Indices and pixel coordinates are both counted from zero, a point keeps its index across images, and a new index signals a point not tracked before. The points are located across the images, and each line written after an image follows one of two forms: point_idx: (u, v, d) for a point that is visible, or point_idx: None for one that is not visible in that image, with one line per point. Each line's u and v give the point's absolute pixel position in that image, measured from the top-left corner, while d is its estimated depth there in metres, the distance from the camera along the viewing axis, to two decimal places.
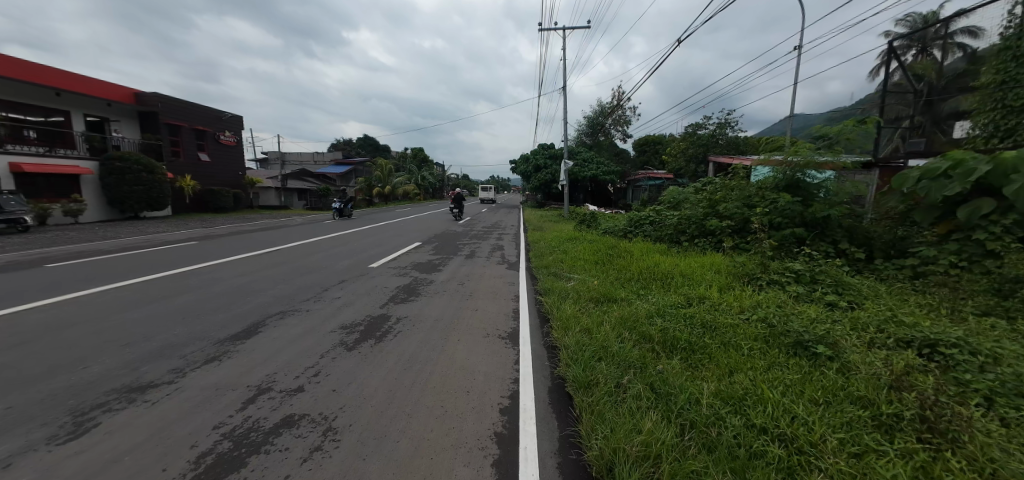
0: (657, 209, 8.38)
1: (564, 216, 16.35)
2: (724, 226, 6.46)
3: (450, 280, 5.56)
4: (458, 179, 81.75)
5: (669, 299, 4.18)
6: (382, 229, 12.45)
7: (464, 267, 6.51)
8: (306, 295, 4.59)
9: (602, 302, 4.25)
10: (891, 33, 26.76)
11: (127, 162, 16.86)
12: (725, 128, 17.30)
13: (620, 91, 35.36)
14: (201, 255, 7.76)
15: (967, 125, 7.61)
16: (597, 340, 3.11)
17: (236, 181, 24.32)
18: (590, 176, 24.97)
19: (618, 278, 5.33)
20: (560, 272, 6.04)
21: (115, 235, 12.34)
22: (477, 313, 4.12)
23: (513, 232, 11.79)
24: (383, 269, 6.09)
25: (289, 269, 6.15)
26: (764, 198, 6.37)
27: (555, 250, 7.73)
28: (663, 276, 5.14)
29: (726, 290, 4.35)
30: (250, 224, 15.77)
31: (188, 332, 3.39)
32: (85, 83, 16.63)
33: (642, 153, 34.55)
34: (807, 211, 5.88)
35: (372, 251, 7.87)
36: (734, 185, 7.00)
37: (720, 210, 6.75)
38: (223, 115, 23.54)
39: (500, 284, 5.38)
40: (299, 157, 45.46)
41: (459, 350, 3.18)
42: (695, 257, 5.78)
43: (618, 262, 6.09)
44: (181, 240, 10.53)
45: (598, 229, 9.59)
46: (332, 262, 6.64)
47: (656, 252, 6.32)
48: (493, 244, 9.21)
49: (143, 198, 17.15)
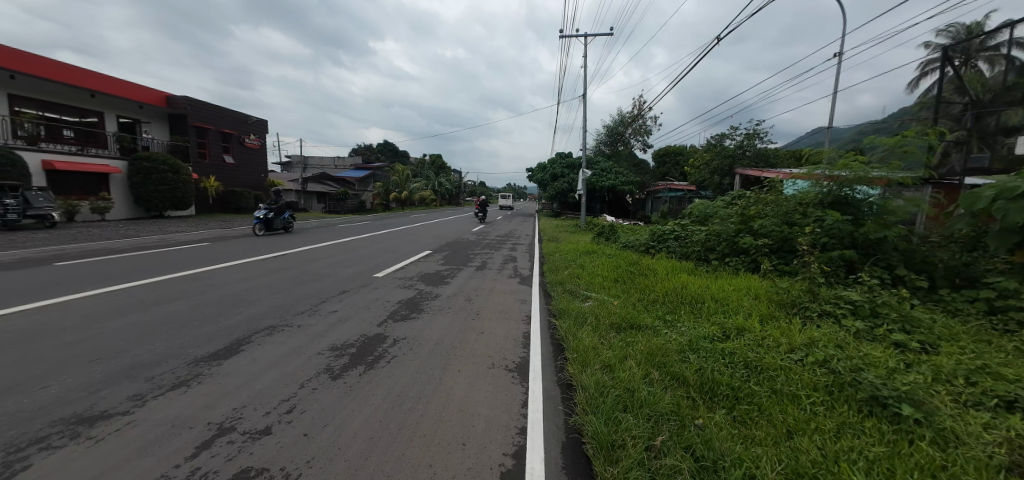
0: (682, 224, 7.80)
1: (580, 227, 15.82)
2: (761, 245, 5.85)
3: (457, 294, 5.15)
4: (474, 186, 82.16)
5: (703, 331, 3.63)
6: (394, 235, 12.23)
7: (474, 280, 6.12)
8: (301, 307, 4.27)
9: (624, 330, 3.74)
10: (932, 43, 25.27)
11: (154, 162, 17.34)
12: (753, 139, 16.49)
13: (641, 100, 34.74)
14: (209, 258, 7.64)
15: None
16: (621, 382, 2.61)
17: (258, 182, 24.83)
18: (608, 186, 24.36)
19: (640, 301, 4.81)
20: (576, 291, 5.56)
21: (135, 233, 12.56)
22: (482, 336, 3.67)
23: (527, 243, 11.34)
24: (387, 280, 5.75)
25: (291, 276, 5.89)
26: (807, 215, 5.74)
27: (571, 264, 7.25)
28: (693, 300, 4.59)
29: (769, 321, 3.78)
30: (266, 226, 15.90)
31: (166, 350, 3.09)
32: (120, 86, 17.34)
33: (662, 164, 33.73)
34: (859, 231, 5.25)
35: (380, 259, 7.58)
36: (770, 199, 6.39)
37: (755, 226, 6.15)
38: (248, 119, 24.16)
39: (510, 302, 4.95)
40: (321, 161, 46.54)
41: (458, 383, 2.73)
42: (728, 279, 5.19)
43: (639, 282, 5.57)
44: (195, 240, 10.58)
45: (618, 242, 9.04)
46: (336, 270, 6.36)
47: (683, 272, 5.76)
48: (505, 255, 8.79)
49: (167, 198, 17.60)
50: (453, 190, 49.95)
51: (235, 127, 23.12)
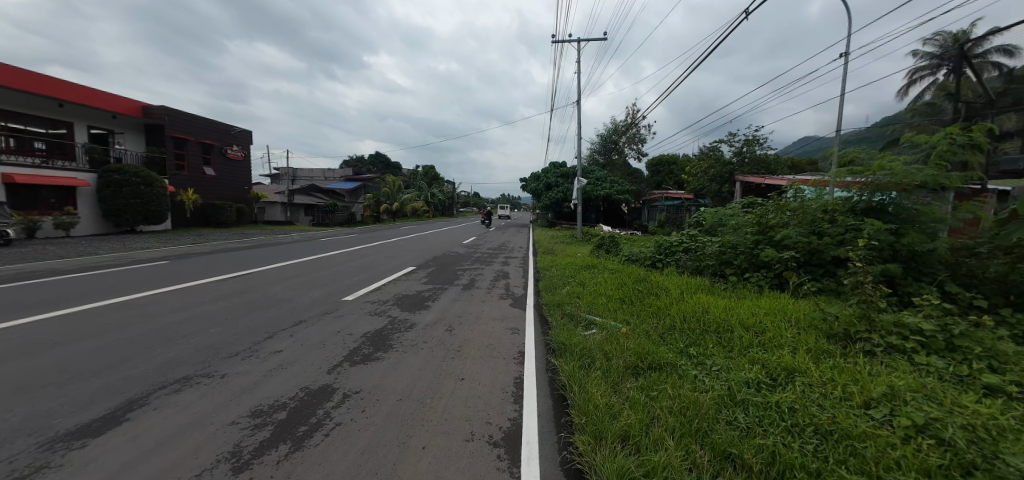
0: (691, 234, 7.10)
1: (577, 238, 15.09)
2: (787, 257, 5.14)
3: (437, 323, 4.30)
4: (467, 197, 81.64)
5: (743, 374, 2.85)
6: (378, 249, 11.40)
7: (458, 303, 5.28)
8: (235, 348, 3.40)
9: (642, 373, 2.94)
10: (919, 51, 25.36)
11: (125, 175, 16.37)
12: (752, 145, 15.99)
13: (634, 110, 34.59)
14: (163, 278, 6.79)
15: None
16: (654, 472, 1.80)
17: (241, 195, 23.85)
18: (603, 195, 23.79)
19: (654, 330, 4.04)
20: (577, 317, 4.79)
21: (96, 249, 11.58)
22: (462, 384, 2.83)
23: (520, 256, 10.56)
24: (357, 305, 4.93)
25: (243, 302, 5.03)
26: (839, 225, 5.04)
27: (569, 282, 6.46)
28: (718, 328, 3.82)
29: (823, 361, 3.01)
30: (243, 240, 14.94)
31: (23, 421, 2.26)
32: (92, 95, 16.50)
33: (655, 173, 33.39)
34: (903, 241, 4.56)
35: (354, 278, 6.73)
36: (793, 206, 5.68)
37: (777, 237, 5.45)
38: (231, 130, 23.30)
39: (499, 332, 4.09)
40: (311, 173, 45.68)
41: (419, 471, 1.87)
42: (754, 300, 4.46)
43: (650, 304, 4.81)
44: (159, 257, 9.69)
45: (619, 254, 8.28)
46: (300, 293, 5.52)
47: (700, 291, 5.00)
48: (496, 270, 8.00)
49: (139, 211, 16.56)
50: (446, 201, 49.30)
51: (217, 138, 22.26)
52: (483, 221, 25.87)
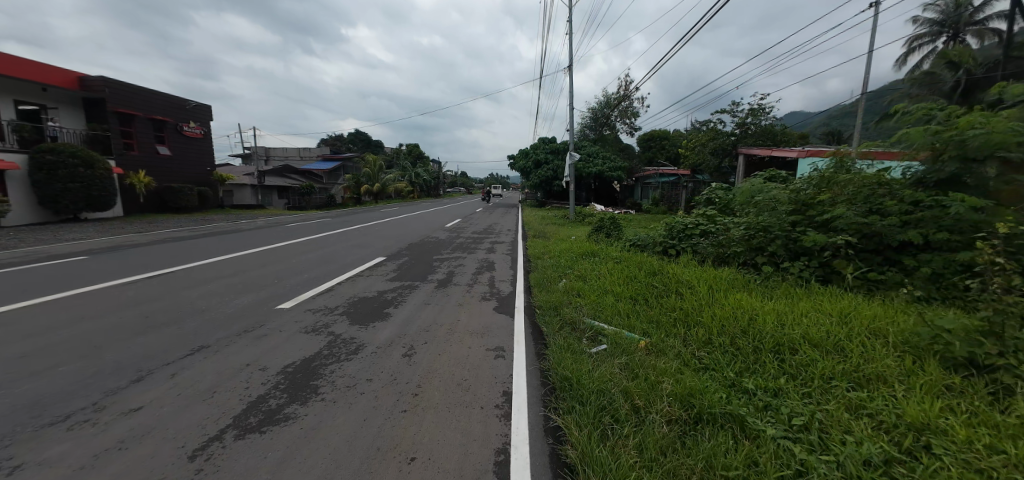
0: (708, 214, 6.03)
1: (569, 218, 13.96)
2: (838, 243, 4.15)
3: (394, 342, 3.16)
4: (455, 177, 79.34)
5: (855, 443, 1.82)
6: (348, 236, 10.04)
7: (428, 308, 4.13)
8: (59, 413, 2.18)
9: (696, 439, 1.90)
10: (921, 17, 24.09)
11: (59, 155, 14.27)
12: (755, 115, 14.75)
13: (626, 81, 32.87)
14: (64, 280, 5.40)
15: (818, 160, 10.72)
16: None
17: (203, 177, 21.84)
18: (595, 172, 22.56)
19: (686, 348, 3.01)
20: (579, 325, 3.74)
21: (17, 241, 9.92)
22: (410, 474, 1.72)
23: (508, 241, 9.40)
24: (293, 316, 3.75)
25: (138, 316, 3.75)
26: (905, 202, 4.01)
27: (566, 274, 5.40)
28: (775, 346, 2.81)
29: (961, 414, 1.99)
30: (200, 228, 13.38)
31: None
32: (15, 65, 14.20)
33: (647, 148, 32.19)
34: (991, 220, 3.44)
35: (303, 277, 5.46)
36: (838, 177, 4.62)
37: (824, 217, 4.43)
38: (186, 104, 21.04)
39: (477, 356, 2.96)
40: (285, 153, 42.98)
41: None
42: (811, 302, 3.45)
43: (673, 306, 3.78)
44: (84, 250, 8.19)
45: (621, 239, 7.19)
46: (223, 302, 4.25)
47: (731, 287, 3.98)
48: (480, 260, 6.85)
49: (81, 197, 14.61)
50: (432, 181, 47.31)
51: (170, 113, 20.03)
52: (483, 199, 40.83)
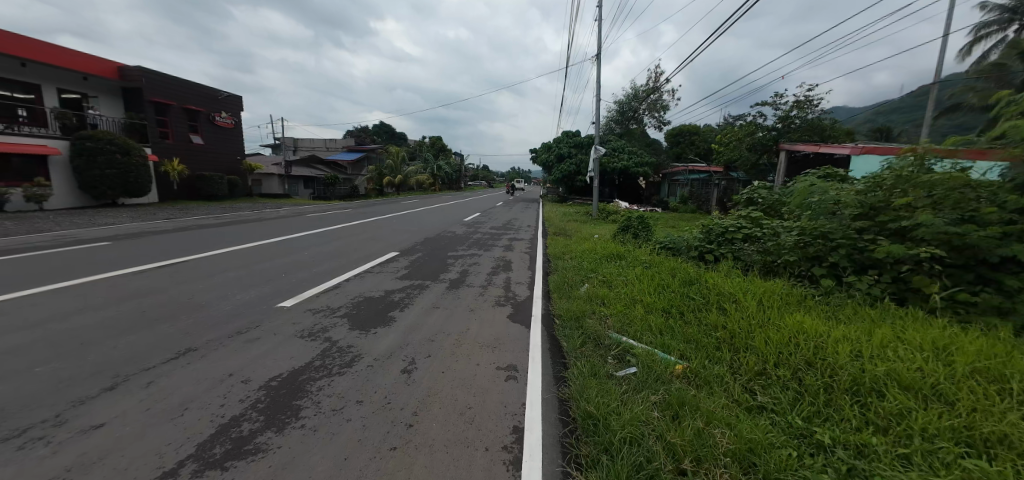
0: (754, 215, 5.37)
1: (592, 216, 13.37)
2: (920, 255, 3.48)
3: (394, 354, 2.81)
4: (476, 170, 79.52)
5: None
6: (365, 228, 9.88)
7: (437, 312, 3.77)
8: (15, 426, 1.95)
9: None
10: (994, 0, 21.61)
11: (99, 142, 14.88)
12: (801, 107, 13.53)
13: (656, 73, 31.47)
14: (80, 268, 5.39)
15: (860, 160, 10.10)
16: None
17: (233, 166, 22.46)
18: (620, 168, 21.71)
19: (738, 383, 2.50)
20: (604, 341, 3.27)
21: (54, 224, 10.30)
22: None
23: (528, 238, 8.97)
24: (291, 317, 3.46)
25: (134, 311, 3.57)
26: (1011, 209, 3.29)
27: (589, 278, 4.91)
28: (853, 388, 2.28)
29: None
30: (226, 216, 13.67)
31: None
32: (58, 54, 14.84)
33: (675, 144, 30.82)
34: None
35: (311, 272, 5.23)
36: (918, 178, 3.91)
37: (900, 225, 3.75)
38: (219, 94, 21.66)
39: (486, 376, 2.56)
40: (313, 144, 44.02)
41: None
42: (889, 329, 2.86)
43: (716, 322, 3.26)
44: (110, 236, 8.35)
45: (651, 241, 6.60)
46: (223, 297, 4.03)
47: (787, 305, 3.40)
48: (497, 258, 6.45)
49: (118, 183, 15.24)
50: (453, 174, 47.31)
51: (203, 103, 20.63)
52: (507, 195, 41.27)
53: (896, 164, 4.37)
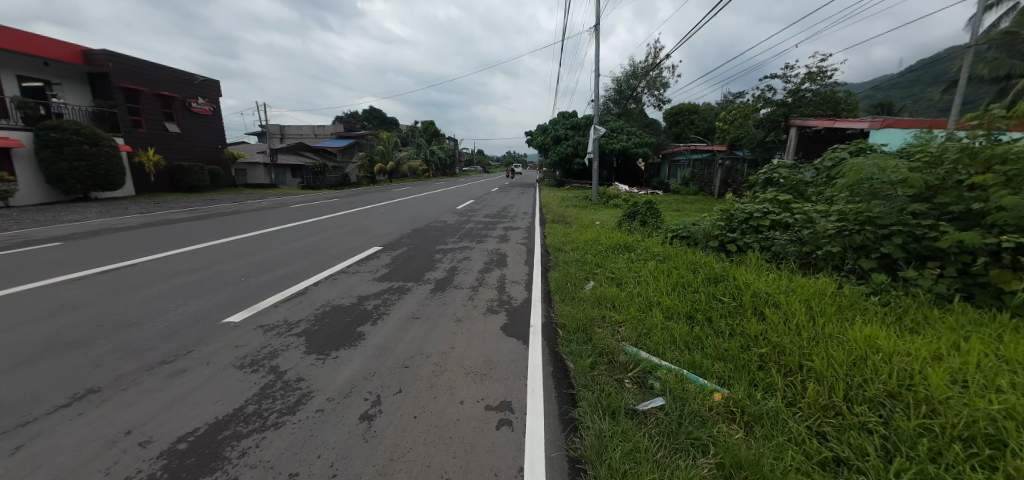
0: (782, 198, 4.73)
1: (592, 200, 12.69)
2: (1003, 246, 2.84)
3: (354, 391, 2.18)
4: (472, 155, 78.43)
5: None
6: (350, 220, 9.16)
7: (417, 325, 3.13)
8: None
9: None
10: None
11: (64, 132, 13.84)
12: (813, 80, 12.71)
13: (655, 48, 30.17)
14: (15, 274, 4.70)
15: (879, 133, 9.37)
16: None
17: (214, 155, 21.44)
18: (619, 149, 20.89)
19: (802, 424, 1.90)
20: (618, 359, 2.66)
21: (12, 222, 9.51)
22: None
23: (524, 227, 8.32)
24: (235, 338, 2.81)
25: (46, 333, 2.92)
26: None
27: (594, 277, 4.26)
28: (965, 436, 1.68)
29: None
30: (205, 208, 12.87)
31: None
32: (15, 39, 13.63)
33: (675, 123, 29.86)
34: None
35: (278, 274, 4.57)
36: (993, 149, 3.23)
37: (971, 208, 3.11)
38: (194, 79, 20.42)
39: (472, 423, 1.94)
40: (301, 131, 42.59)
41: None
42: (980, 344, 2.27)
43: (756, 331, 2.67)
44: (69, 234, 7.61)
45: (662, 230, 5.98)
46: (164, 310, 3.38)
47: (842, 310, 2.79)
48: (490, 252, 5.82)
49: (89, 176, 14.31)
50: (447, 159, 46.22)
51: (177, 89, 19.46)
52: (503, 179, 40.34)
53: (952, 139, 3.72)
